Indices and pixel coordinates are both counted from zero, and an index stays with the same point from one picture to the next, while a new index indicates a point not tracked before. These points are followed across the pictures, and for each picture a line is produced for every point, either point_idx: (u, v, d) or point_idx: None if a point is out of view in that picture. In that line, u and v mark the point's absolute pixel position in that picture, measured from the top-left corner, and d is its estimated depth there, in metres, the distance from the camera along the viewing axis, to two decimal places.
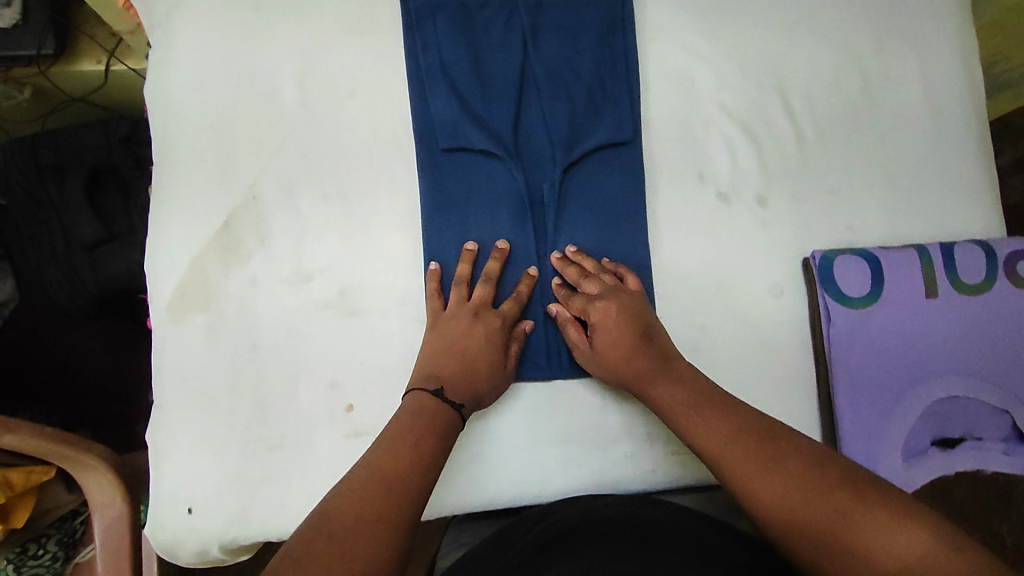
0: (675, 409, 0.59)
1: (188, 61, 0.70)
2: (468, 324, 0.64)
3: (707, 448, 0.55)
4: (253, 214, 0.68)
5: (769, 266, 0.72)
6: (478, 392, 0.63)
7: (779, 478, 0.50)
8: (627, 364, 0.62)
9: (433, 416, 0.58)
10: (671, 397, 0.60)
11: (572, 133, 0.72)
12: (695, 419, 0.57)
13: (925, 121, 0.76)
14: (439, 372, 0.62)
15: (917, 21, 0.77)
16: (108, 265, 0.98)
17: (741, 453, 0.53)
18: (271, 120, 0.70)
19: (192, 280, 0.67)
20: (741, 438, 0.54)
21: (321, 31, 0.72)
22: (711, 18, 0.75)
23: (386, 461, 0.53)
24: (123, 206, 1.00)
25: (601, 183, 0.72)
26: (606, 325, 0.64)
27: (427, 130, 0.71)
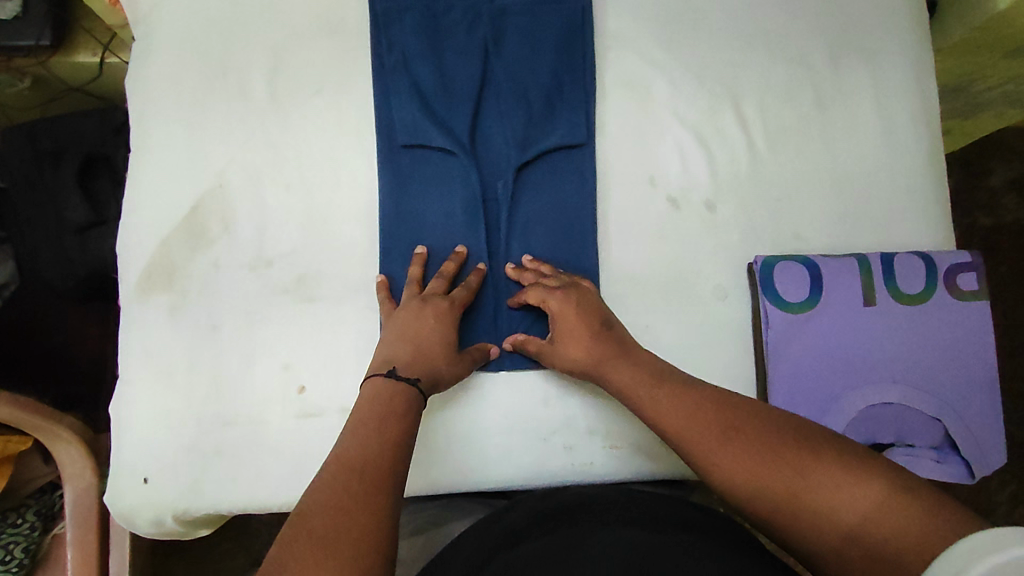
0: (637, 392, 0.61)
1: (166, 54, 0.74)
2: (419, 311, 0.66)
3: (667, 427, 0.57)
4: (220, 202, 0.72)
5: (715, 269, 0.74)
6: (437, 370, 0.64)
7: (734, 449, 0.52)
8: (586, 352, 0.65)
9: (398, 395, 0.58)
10: (631, 379, 0.62)
11: (528, 135, 0.75)
12: (655, 400, 0.59)
13: (876, 133, 0.78)
14: (394, 355, 0.63)
15: (872, 37, 0.80)
16: (98, 248, 1.03)
17: (699, 426, 0.55)
18: (242, 112, 0.73)
19: (159, 262, 0.71)
20: (698, 416, 0.56)
21: (293, 30, 0.75)
22: (669, 28, 0.78)
23: (358, 453, 0.51)
24: (114, 193, 1.05)
25: (555, 183, 0.75)
26: (562, 318, 0.66)
27: (389, 127, 0.74)
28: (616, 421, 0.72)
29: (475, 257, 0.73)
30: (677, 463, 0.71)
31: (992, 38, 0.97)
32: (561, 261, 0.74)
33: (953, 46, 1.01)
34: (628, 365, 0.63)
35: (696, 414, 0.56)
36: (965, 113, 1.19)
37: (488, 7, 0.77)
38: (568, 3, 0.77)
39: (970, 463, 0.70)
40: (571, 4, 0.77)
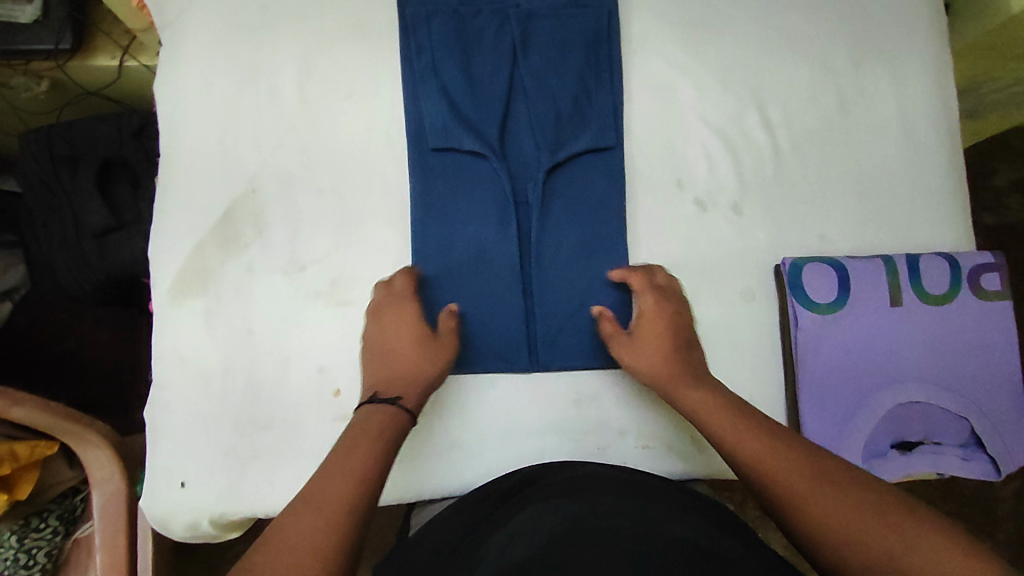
0: (711, 420, 0.60)
1: (196, 58, 0.74)
2: (391, 323, 0.66)
3: (743, 456, 0.56)
4: (252, 206, 0.72)
5: (743, 271, 0.75)
6: (418, 380, 0.64)
7: (822, 492, 0.50)
8: (662, 361, 0.65)
9: (383, 418, 0.59)
10: (709, 407, 0.61)
11: (557, 138, 0.76)
12: (733, 430, 0.58)
13: (898, 136, 0.79)
14: (376, 379, 0.64)
15: (893, 40, 0.81)
16: (116, 253, 1.02)
17: (780, 462, 0.54)
18: (272, 117, 0.74)
19: (193, 266, 0.71)
20: (782, 450, 0.55)
21: (322, 35, 0.76)
22: (694, 32, 0.79)
23: (349, 457, 0.54)
24: (132, 196, 1.04)
25: (584, 186, 0.75)
26: (654, 321, 0.67)
27: (419, 130, 0.75)
28: (648, 421, 0.72)
29: (506, 260, 0.74)
30: (707, 462, 0.72)
31: (1005, 40, 0.98)
32: (591, 263, 0.75)
33: (966, 48, 1.03)
34: (706, 392, 0.63)
35: (778, 449, 0.55)
36: (974, 113, 1.21)
37: (515, 11, 0.77)
38: (595, 7, 0.78)
39: (995, 460, 0.72)
40: (597, 9, 0.78)
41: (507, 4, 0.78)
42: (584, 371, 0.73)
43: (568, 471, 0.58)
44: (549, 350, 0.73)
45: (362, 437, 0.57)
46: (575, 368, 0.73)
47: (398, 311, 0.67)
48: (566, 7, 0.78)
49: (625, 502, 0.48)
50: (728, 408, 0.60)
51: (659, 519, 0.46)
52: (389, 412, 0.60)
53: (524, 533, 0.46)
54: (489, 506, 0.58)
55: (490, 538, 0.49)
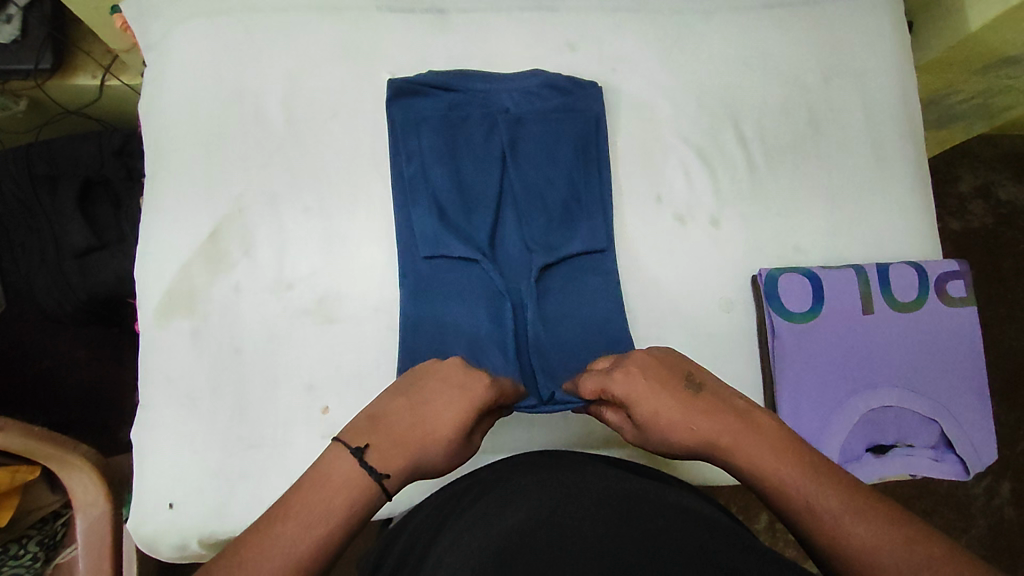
0: (773, 468, 0.52)
1: (185, 83, 0.77)
2: (451, 399, 0.56)
3: (816, 519, 0.49)
4: (239, 226, 0.74)
5: (722, 282, 0.78)
6: (415, 461, 0.54)
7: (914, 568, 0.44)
8: (691, 429, 0.56)
9: (353, 475, 0.51)
10: (765, 461, 0.53)
11: (549, 242, 0.77)
12: (816, 494, 0.49)
13: (867, 150, 0.83)
14: (385, 430, 0.55)
15: (859, 58, 0.86)
16: (99, 271, 1.01)
17: (862, 534, 0.47)
18: (259, 137, 0.76)
19: (179, 286, 0.72)
20: (874, 516, 0.47)
21: (309, 58, 0.78)
22: (668, 53, 0.83)
23: (282, 538, 0.46)
24: (114, 215, 1.05)
25: (574, 287, 0.77)
26: (642, 412, 0.57)
27: (408, 240, 0.75)
28: None
29: (502, 351, 0.72)
30: (690, 467, 0.74)
31: (965, 56, 1.03)
32: (580, 282, 0.77)
33: (929, 64, 1.07)
34: (764, 443, 0.54)
35: (869, 518, 0.47)
36: (936, 124, 1.26)
37: (503, 116, 0.79)
38: (585, 112, 0.79)
39: (964, 460, 0.74)
40: (583, 112, 0.79)
41: (495, 108, 0.79)
42: None
43: (540, 457, 0.63)
44: None
45: (312, 497, 0.49)
46: None
47: (468, 392, 0.57)
48: (557, 108, 0.79)
49: (613, 480, 0.55)
50: (795, 460, 0.52)
51: (661, 495, 0.53)
52: (365, 486, 0.51)
53: (502, 519, 0.50)
54: (457, 489, 0.62)
55: (461, 519, 0.54)
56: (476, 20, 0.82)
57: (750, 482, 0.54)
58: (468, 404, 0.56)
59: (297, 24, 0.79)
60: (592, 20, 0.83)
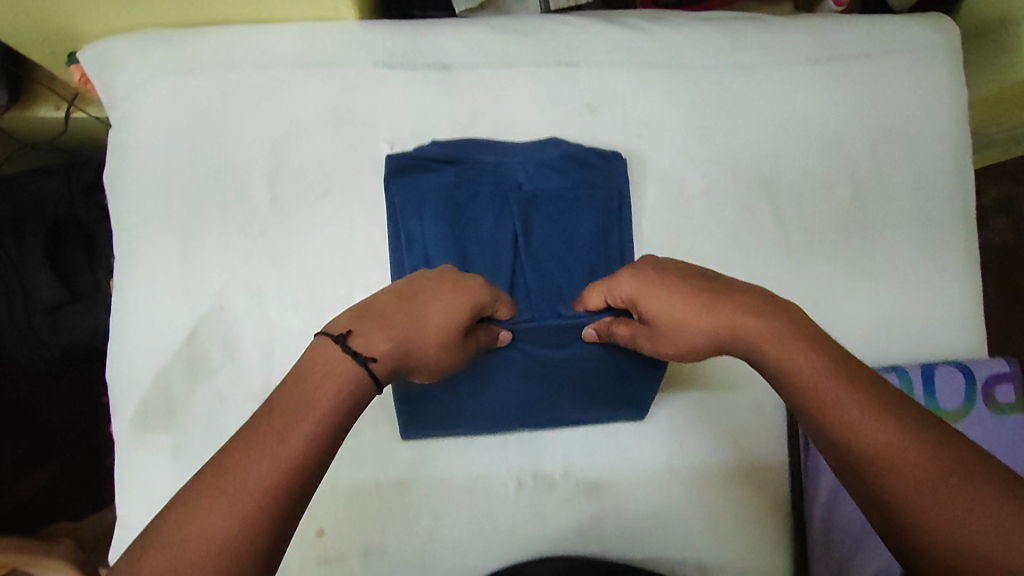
0: (799, 359, 0.47)
1: (155, 155, 0.68)
2: (446, 296, 0.52)
3: (836, 410, 0.44)
4: (220, 325, 0.67)
5: (747, 381, 0.73)
6: (409, 350, 0.49)
7: (940, 481, 0.39)
8: (701, 323, 0.52)
9: (331, 369, 0.44)
10: (808, 375, 0.46)
11: None
12: (838, 391, 0.44)
13: (913, 230, 0.76)
14: (376, 316, 0.49)
15: (911, 119, 0.77)
16: (76, 324, 0.94)
17: (882, 433, 0.42)
18: (240, 220, 0.68)
19: (157, 392, 0.66)
20: (895, 413, 0.43)
21: (294, 123, 0.69)
22: (698, 115, 0.75)
23: (262, 434, 0.40)
24: (88, 262, 0.96)
25: (594, 389, 0.67)
26: (654, 308, 0.54)
27: None
28: (653, 550, 0.69)
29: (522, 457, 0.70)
30: None
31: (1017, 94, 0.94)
32: (603, 386, 0.68)
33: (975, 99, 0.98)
34: (803, 351, 0.47)
35: (898, 419, 0.42)
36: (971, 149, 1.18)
37: (516, 194, 0.70)
38: (607, 189, 0.71)
39: None
40: (605, 189, 0.71)
41: (506, 184, 0.71)
42: (586, 497, 0.70)
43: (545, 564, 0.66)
44: (564, 473, 0.70)
45: (292, 397, 0.43)
46: (579, 499, 0.69)
47: (463, 290, 0.53)
48: (577, 183, 0.71)
49: None
50: (830, 360, 0.46)
51: None
52: (351, 371, 0.44)
53: None
54: None
55: None
56: (485, 78, 0.72)
57: (773, 376, 0.49)
58: (464, 299, 0.53)
59: (280, 82, 0.69)
60: (617, 78, 0.74)
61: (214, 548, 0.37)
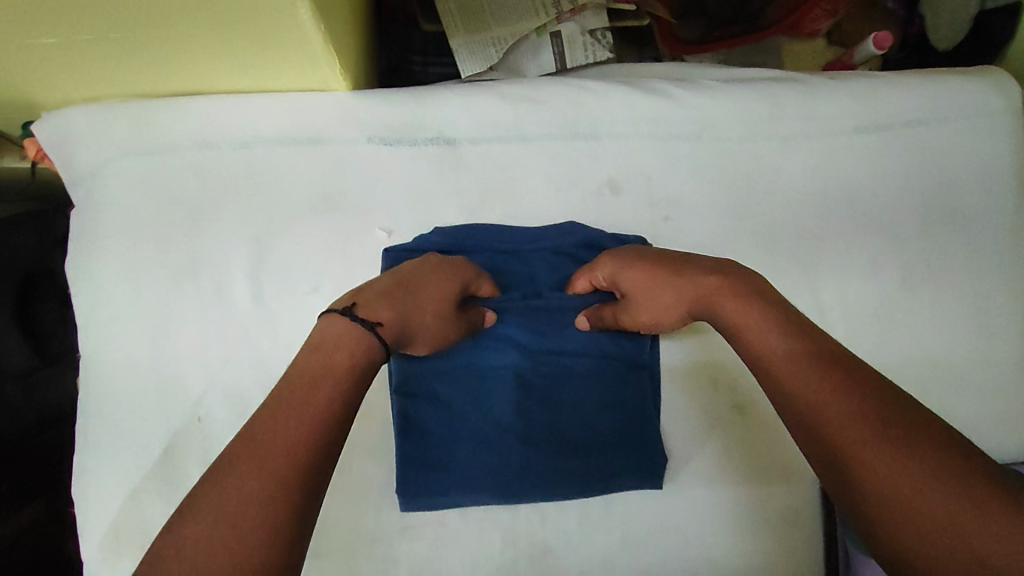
0: (746, 316, 0.48)
1: (126, 246, 0.61)
2: (437, 277, 0.55)
3: (774, 369, 0.44)
4: (199, 440, 0.60)
5: (779, 486, 0.67)
6: (410, 317, 0.50)
7: (866, 424, 0.39)
8: (664, 291, 0.54)
9: (343, 351, 0.44)
10: (755, 328, 0.47)
11: (580, 428, 0.65)
12: (775, 343, 0.45)
13: (967, 318, 0.69)
14: (387, 290, 0.50)
15: (963, 194, 0.70)
16: (51, 390, 0.81)
17: (813, 377, 0.42)
18: (222, 322, 0.61)
19: (128, 516, 0.59)
20: (832, 368, 0.42)
21: (279, 212, 0.62)
22: (734, 192, 0.67)
23: (291, 396, 0.40)
24: (61, 318, 0.81)
25: (610, 471, 0.64)
26: (627, 281, 0.57)
27: (412, 437, 0.61)
28: None
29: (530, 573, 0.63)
30: None
31: None
32: (621, 469, 0.64)
33: None
34: (749, 306, 0.48)
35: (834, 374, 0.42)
36: None
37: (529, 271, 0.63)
38: None
39: None
40: None
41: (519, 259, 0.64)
42: None
43: None
44: None
45: (310, 363, 0.42)
46: None
47: (450, 268, 0.57)
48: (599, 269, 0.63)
49: None
50: (775, 319, 0.47)
51: None
52: (360, 337, 0.45)
53: None
54: None
55: None
56: (493, 153, 0.64)
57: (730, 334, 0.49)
58: (450, 272, 0.56)
59: (264, 164, 0.62)
60: (642, 150, 0.66)
61: (267, 500, 0.35)
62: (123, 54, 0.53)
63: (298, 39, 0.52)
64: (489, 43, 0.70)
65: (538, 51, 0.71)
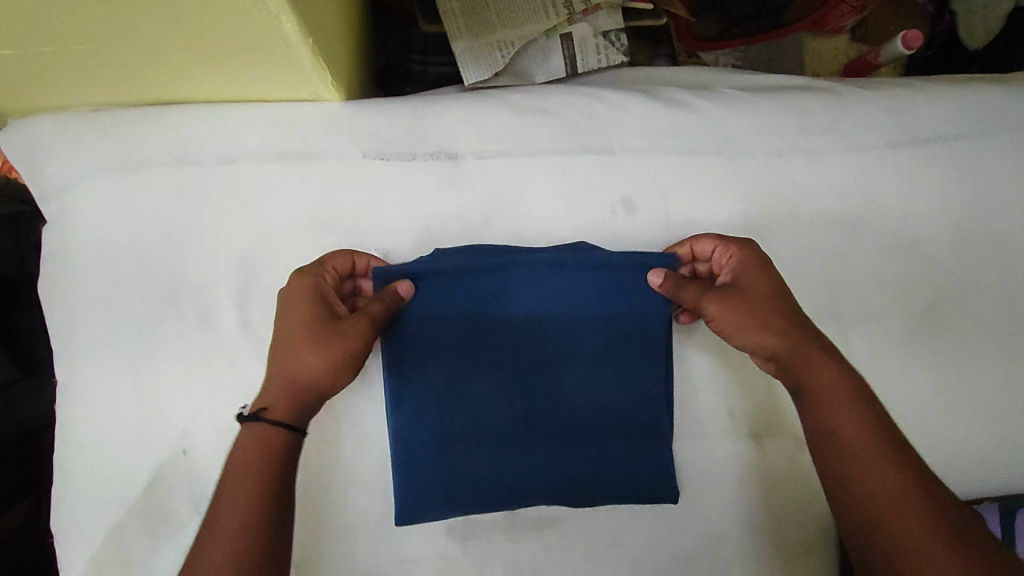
0: (826, 372, 0.49)
1: (103, 265, 0.57)
2: (297, 315, 0.51)
3: (841, 435, 0.47)
4: (183, 474, 0.56)
5: (802, 524, 0.61)
6: (293, 375, 0.49)
7: (912, 515, 0.43)
8: (778, 301, 0.52)
9: (259, 452, 0.46)
10: (839, 401, 0.48)
11: (593, 444, 0.58)
12: (842, 409, 0.47)
13: (1001, 344, 0.64)
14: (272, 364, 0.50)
15: (998, 212, 0.65)
16: (28, 402, 0.73)
17: (882, 460, 0.45)
18: (206, 347, 0.57)
19: (107, 555, 0.55)
20: (892, 450, 0.45)
21: (267, 229, 0.57)
22: (757, 209, 0.62)
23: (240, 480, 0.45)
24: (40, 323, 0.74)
25: (624, 486, 0.58)
26: (753, 278, 0.53)
27: (409, 446, 0.56)
28: None
29: None
30: None
31: None
32: (637, 487, 0.58)
33: None
34: (836, 369, 0.49)
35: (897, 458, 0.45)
36: None
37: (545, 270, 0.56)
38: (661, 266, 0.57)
39: None
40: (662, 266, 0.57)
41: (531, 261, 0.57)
42: None
43: None
44: None
45: (249, 451, 0.47)
46: None
47: (310, 290, 0.52)
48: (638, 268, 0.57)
49: None
50: (849, 379, 0.49)
51: None
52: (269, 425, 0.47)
53: None
54: None
55: None
56: (499, 167, 0.60)
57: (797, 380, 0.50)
58: (309, 292, 0.52)
59: (252, 178, 0.57)
60: (658, 164, 0.61)
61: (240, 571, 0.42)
62: (94, 66, 0.48)
63: (284, 52, 0.48)
64: (494, 48, 0.65)
65: (548, 55, 0.67)
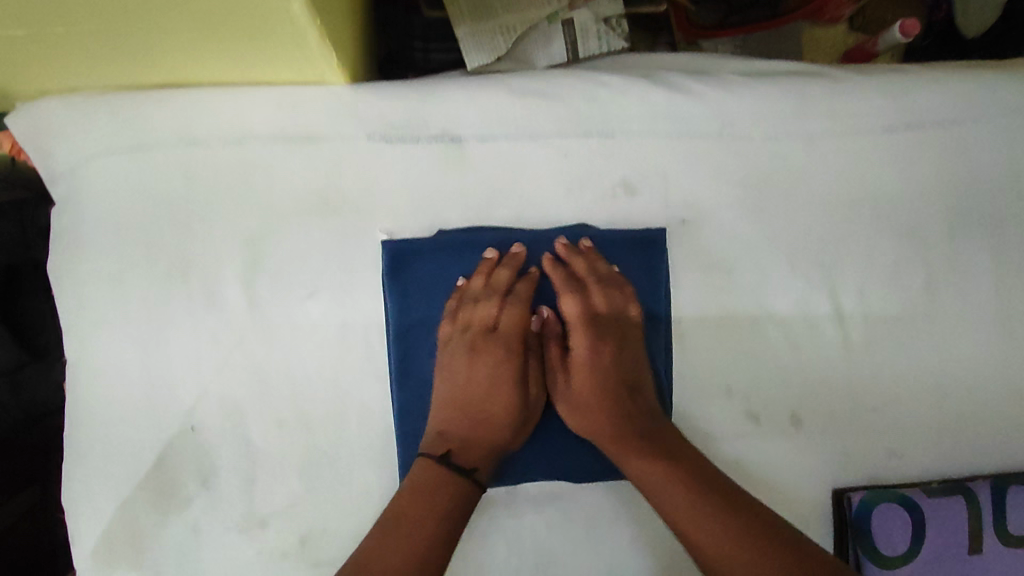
0: (620, 448, 0.56)
1: (112, 246, 0.58)
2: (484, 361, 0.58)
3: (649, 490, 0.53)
4: (191, 450, 0.57)
5: (797, 499, 0.62)
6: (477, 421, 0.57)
7: (717, 529, 0.48)
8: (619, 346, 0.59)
9: (430, 484, 0.53)
10: (638, 458, 0.54)
11: None
12: (636, 465, 0.54)
13: (992, 324, 0.65)
14: (450, 407, 0.58)
15: (991, 195, 0.66)
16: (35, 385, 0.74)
17: (678, 495, 0.51)
18: (214, 326, 0.58)
19: (119, 528, 0.56)
20: (682, 486, 0.51)
21: (274, 212, 0.58)
22: (754, 192, 0.63)
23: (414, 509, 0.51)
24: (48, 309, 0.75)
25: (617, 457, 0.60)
26: (603, 321, 0.59)
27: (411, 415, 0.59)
28: None
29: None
30: None
31: None
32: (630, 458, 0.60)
33: None
34: (611, 423, 0.57)
35: (694, 487, 0.51)
36: None
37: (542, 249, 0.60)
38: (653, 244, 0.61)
39: None
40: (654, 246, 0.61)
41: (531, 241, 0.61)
42: None
43: None
44: None
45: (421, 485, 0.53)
46: None
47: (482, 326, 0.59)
48: (630, 244, 0.61)
49: None
50: (633, 439, 0.55)
51: None
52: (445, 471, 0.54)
53: None
54: None
55: None
56: (502, 150, 0.61)
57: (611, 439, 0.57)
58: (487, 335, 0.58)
59: (259, 161, 0.58)
60: (657, 148, 0.62)
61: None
62: (103, 49, 0.49)
63: (290, 34, 0.48)
64: (496, 33, 0.66)
65: (550, 41, 0.68)
